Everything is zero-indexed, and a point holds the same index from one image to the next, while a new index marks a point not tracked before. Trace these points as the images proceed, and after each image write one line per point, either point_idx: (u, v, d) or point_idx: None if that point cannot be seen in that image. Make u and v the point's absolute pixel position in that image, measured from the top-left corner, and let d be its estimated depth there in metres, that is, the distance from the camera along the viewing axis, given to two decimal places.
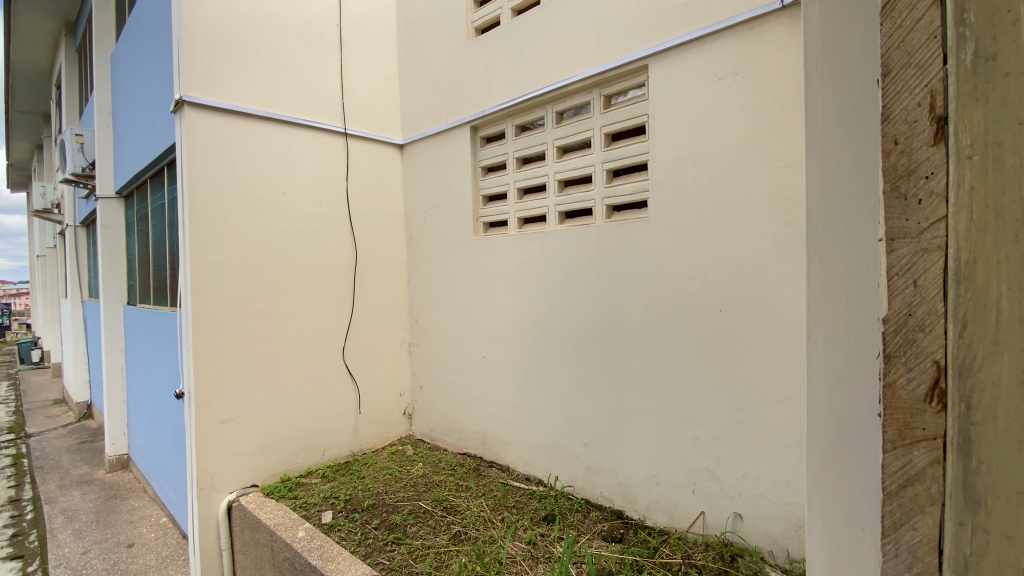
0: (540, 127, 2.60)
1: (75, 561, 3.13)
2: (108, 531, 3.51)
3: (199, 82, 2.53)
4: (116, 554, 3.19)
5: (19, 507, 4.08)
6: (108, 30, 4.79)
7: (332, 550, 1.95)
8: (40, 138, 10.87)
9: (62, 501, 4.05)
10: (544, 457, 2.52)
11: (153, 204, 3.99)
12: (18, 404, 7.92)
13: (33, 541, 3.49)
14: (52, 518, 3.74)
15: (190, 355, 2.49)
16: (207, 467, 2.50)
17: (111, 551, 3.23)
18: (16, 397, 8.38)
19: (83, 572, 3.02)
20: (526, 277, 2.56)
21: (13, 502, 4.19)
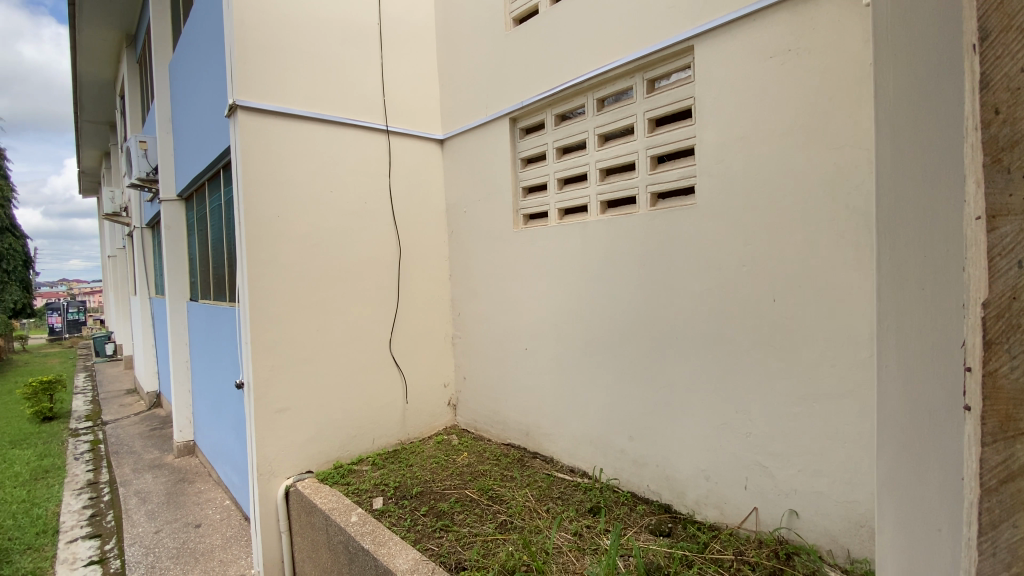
0: (581, 116, 2.56)
1: (149, 539, 3.39)
2: (177, 512, 3.78)
3: (250, 86, 2.64)
4: (185, 533, 3.44)
5: (98, 488, 4.44)
6: (165, 41, 5.08)
7: (383, 535, 2.03)
8: (107, 146, 11.72)
9: (136, 483, 4.39)
10: (588, 449, 2.51)
11: (211, 205, 4.23)
12: (95, 394, 8.63)
13: (111, 520, 3.78)
14: (127, 500, 4.04)
15: (249, 348, 2.63)
16: (266, 453, 2.65)
17: (181, 531, 3.48)
18: (93, 387, 9.14)
19: (157, 549, 3.27)
20: (568, 268, 2.55)
21: (93, 483, 4.56)
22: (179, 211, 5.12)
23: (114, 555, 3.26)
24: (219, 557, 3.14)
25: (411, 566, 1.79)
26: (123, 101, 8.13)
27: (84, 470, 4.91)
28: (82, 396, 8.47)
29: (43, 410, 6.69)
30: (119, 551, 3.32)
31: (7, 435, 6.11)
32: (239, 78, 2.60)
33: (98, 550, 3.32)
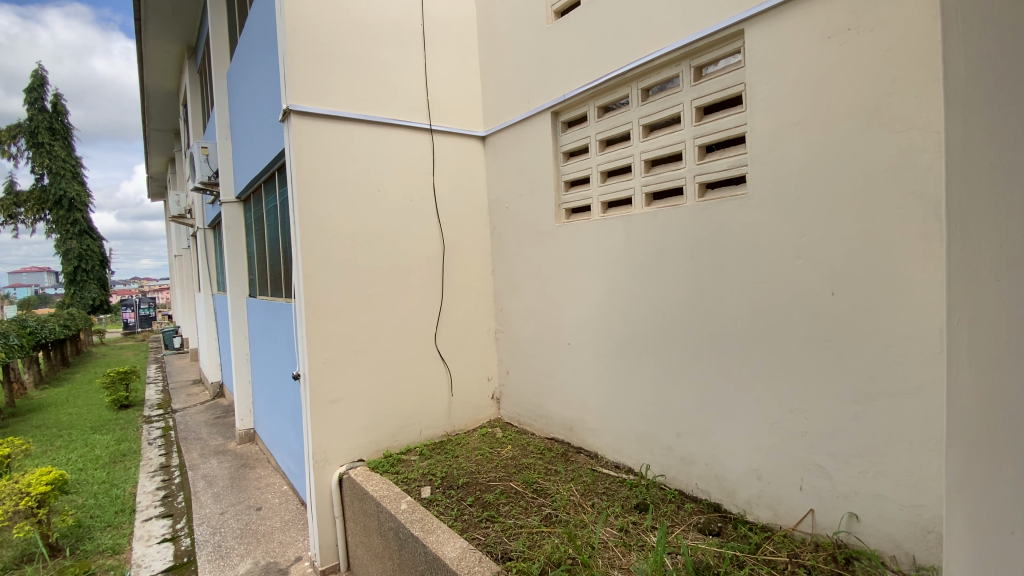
0: (624, 106, 2.52)
1: (216, 519, 3.65)
2: (241, 496, 4.05)
3: (302, 91, 2.77)
4: (248, 515, 3.68)
5: (170, 471, 4.81)
6: (223, 51, 5.39)
7: (431, 523, 2.10)
8: (172, 152, 12.57)
9: (203, 468, 4.73)
10: (634, 445, 2.49)
11: (268, 206, 4.47)
12: (165, 384, 9.33)
13: (181, 501, 4.09)
14: (196, 483, 4.36)
15: (304, 341, 2.78)
16: (321, 441, 2.79)
17: (244, 513, 3.73)
18: (163, 378, 9.88)
19: (223, 529, 3.51)
20: (611, 263, 2.53)
21: (165, 467, 4.94)
22: (238, 213, 5.45)
23: (184, 534, 3.53)
24: (278, 539, 3.34)
25: (458, 554, 1.85)
26: (185, 109, 8.68)
27: (157, 454, 5.33)
28: (154, 386, 9.17)
29: (121, 399, 7.29)
30: (189, 530, 3.58)
31: (89, 421, 6.70)
32: (292, 84, 2.73)
33: (171, 529, 3.60)
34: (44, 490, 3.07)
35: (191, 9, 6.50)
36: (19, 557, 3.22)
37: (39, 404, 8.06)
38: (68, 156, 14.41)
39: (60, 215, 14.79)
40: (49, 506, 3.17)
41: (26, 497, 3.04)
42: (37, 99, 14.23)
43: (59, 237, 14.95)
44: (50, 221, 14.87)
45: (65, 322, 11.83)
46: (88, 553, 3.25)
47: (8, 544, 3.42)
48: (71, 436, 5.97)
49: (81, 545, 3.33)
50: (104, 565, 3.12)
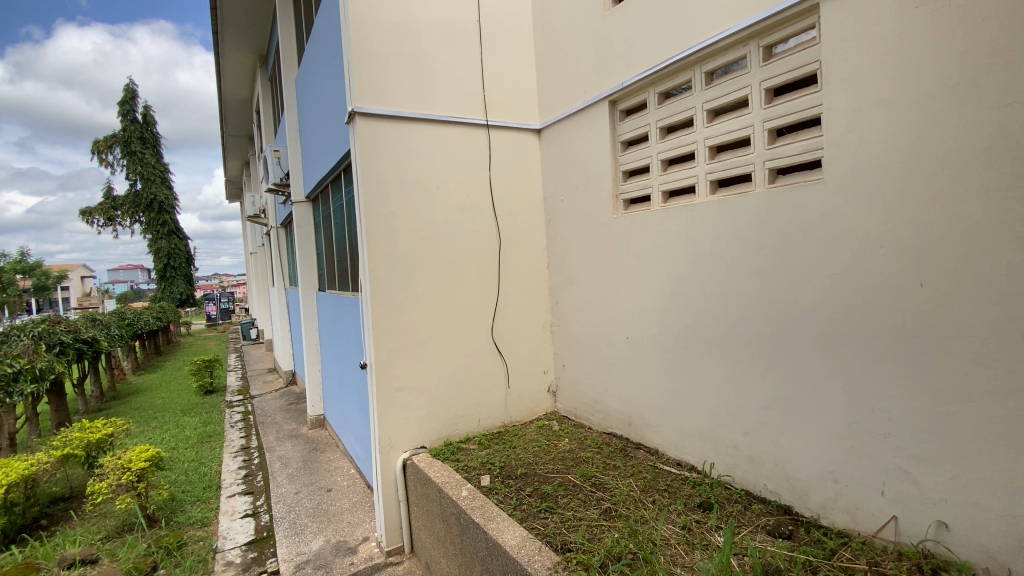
0: (686, 91, 2.45)
1: (292, 498, 3.95)
2: (314, 477, 4.36)
3: (366, 93, 2.90)
4: (320, 496, 3.96)
5: (250, 452, 5.23)
6: (292, 60, 5.74)
7: (491, 511, 2.17)
8: (247, 156, 13.57)
9: (279, 450, 5.11)
10: (696, 443, 2.44)
11: (335, 205, 4.73)
12: (244, 371, 10.15)
13: (261, 480, 4.46)
14: (273, 463, 4.73)
15: (371, 332, 2.93)
16: (387, 427, 2.95)
17: (316, 493, 4.02)
18: (242, 366, 10.76)
19: (299, 507, 3.80)
20: (673, 254, 2.48)
21: (246, 448, 5.39)
22: (307, 211, 5.82)
23: (264, 511, 3.84)
24: (348, 519, 3.56)
25: (519, 542, 1.90)
26: (258, 115, 9.33)
27: (239, 436, 5.83)
28: (234, 373, 9.98)
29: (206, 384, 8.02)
30: (268, 507, 3.90)
31: (180, 405, 7.41)
32: (357, 87, 2.87)
33: (252, 505, 3.93)
34: (142, 466, 3.47)
35: (263, 20, 6.96)
36: (121, 526, 3.61)
37: (137, 388, 9.00)
38: (156, 164, 16.11)
39: (151, 217, 16.42)
40: (147, 480, 3.57)
41: (128, 472, 3.44)
42: (130, 112, 15.80)
43: (152, 237, 16.57)
44: (145, 223, 16.51)
45: (158, 315, 13.11)
46: (182, 524, 3.63)
47: (114, 513, 3.85)
48: (165, 418, 6.63)
49: (175, 517, 3.72)
50: (195, 536, 3.46)
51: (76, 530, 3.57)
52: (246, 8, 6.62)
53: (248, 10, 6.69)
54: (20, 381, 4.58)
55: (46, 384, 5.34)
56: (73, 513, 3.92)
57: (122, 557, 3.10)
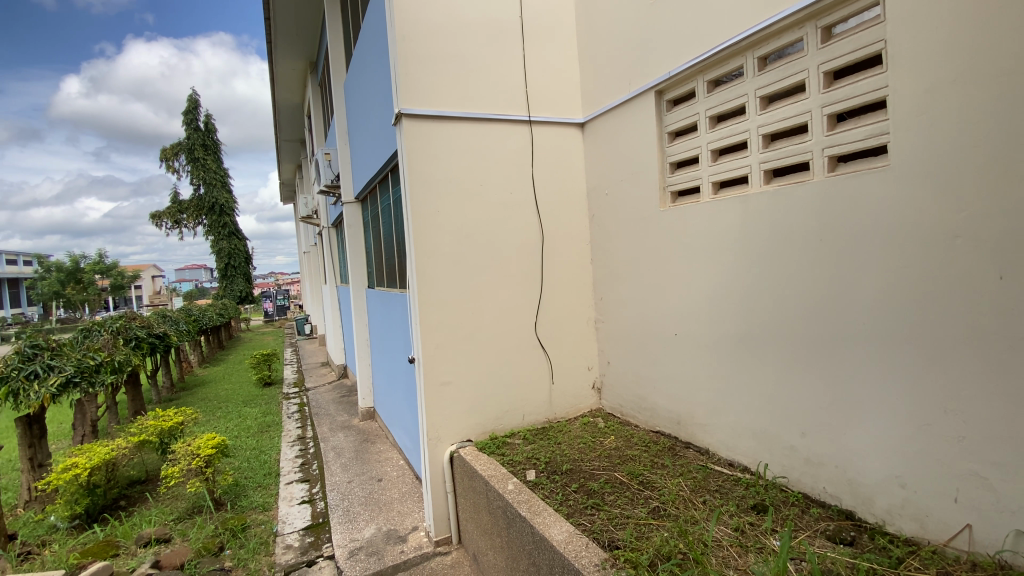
0: (737, 78, 2.38)
1: (345, 486, 4.15)
2: (365, 467, 4.56)
3: (412, 94, 2.98)
4: (372, 485, 4.13)
5: (306, 442, 5.52)
6: (340, 65, 5.97)
7: (538, 505, 2.21)
8: (299, 159, 14.26)
9: (333, 441, 5.36)
10: (750, 443, 2.37)
11: (382, 205, 4.89)
12: (299, 365, 10.70)
13: (316, 468, 4.70)
14: (327, 453, 4.97)
15: (418, 328, 3.02)
16: (434, 420, 3.03)
17: (368, 483, 4.20)
18: (297, 360, 11.34)
19: (352, 495, 3.98)
20: (723, 248, 2.41)
21: (302, 437, 5.69)
22: (357, 211, 6.06)
23: (319, 498, 4.05)
24: (397, 508, 3.70)
25: (566, 538, 1.92)
26: (309, 119, 9.77)
27: (296, 426, 6.16)
28: (290, 367, 10.52)
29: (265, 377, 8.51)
30: (323, 494, 4.11)
31: (241, 396, 7.91)
32: (403, 89, 2.95)
33: (308, 493, 4.16)
34: (209, 452, 3.74)
35: (312, 28, 7.26)
36: (192, 508, 3.91)
37: (203, 380, 9.67)
38: (216, 169, 17.27)
39: (213, 220, 17.52)
40: (214, 466, 3.85)
41: (197, 458, 3.72)
42: (193, 121, 16.92)
43: (215, 238, 17.71)
44: (208, 225, 17.65)
45: (221, 312, 14.01)
46: (245, 508, 3.89)
47: (185, 496, 4.18)
48: (228, 408, 7.09)
49: (239, 501, 3.99)
50: (257, 520, 3.70)
51: (153, 511, 3.89)
52: (297, 17, 6.94)
53: (298, 20, 7.00)
54: (103, 373, 5.04)
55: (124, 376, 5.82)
56: (149, 496, 4.28)
57: (192, 537, 3.36)
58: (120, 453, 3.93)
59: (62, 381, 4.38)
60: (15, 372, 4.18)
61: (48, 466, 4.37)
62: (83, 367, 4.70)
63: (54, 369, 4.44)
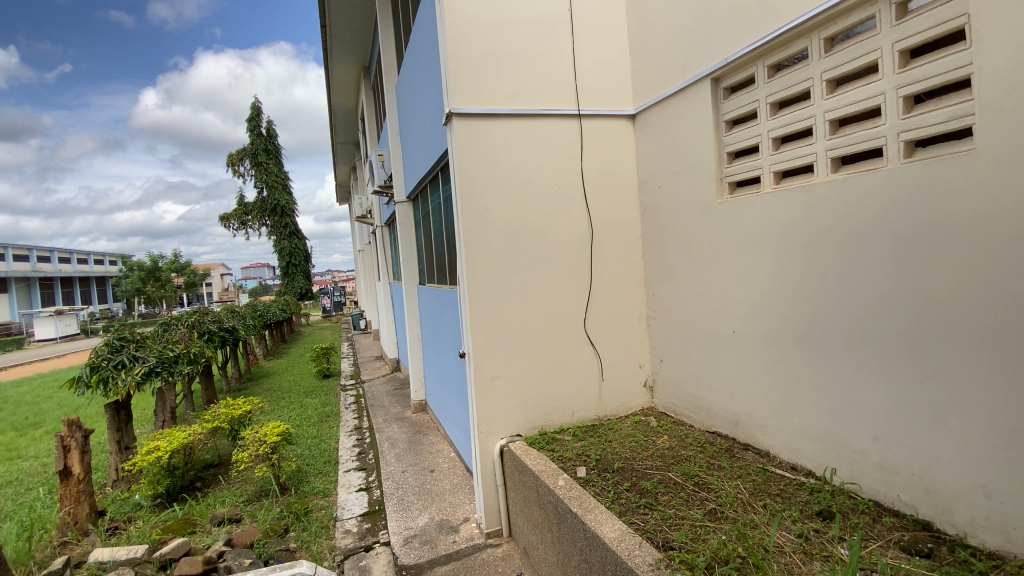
0: (801, 61, 2.27)
1: (399, 476, 4.33)
2: (418, 458, 4.74)
3: (462, 94, 3.03)
4: (425, 476, 4.29)
5: (363, 432, 5.79)
6: (392, 68, 6.18)
7: (589, 503, 2.22)
8: (353, 161, 14.89)
9: (387, 431, 5.60)
10: (814, 447, 2.27)
11: (433, 204, 5.04)
12: (355, 358, 11.21)
13: (372, 458, 4.92)
14: (382, 443, 5.20)
15: (468, 324, 3.09)
16: (484, 414, 3.10)
17: (420, 473, 4.36)
18: (353, 354, 11.88)
19: (406, 485, 4.15)
20: (785, 241, 2.32)
21: (359, 428, 5.96)
22: (409, 210, 6.27)
23: (375, 486, 4.24)
24: (449, 499, 3.82)
25: (618, 536, 1.92)
26: (362, 122, 10.18)
27: (352, 417, 6.46)
28: (347, 360, 11.03)
29: (325, 369, 9.00)
30: (379, 483, 4.30)
31: (302, 387, 8.39)
32: (454, 89, 3.02)
33: (365, 480, 4.37)
34: (275, 439, 4.00)
35: (365, 33, 7.55)
36: (260, 491, 4.20)
37: (268, 372, 10.33)
38: (278, 172, 18.33)
39: (276, 220, 18.60)
40: (279, 453, 4.10)
41: (264, 444, 3.98)
42: (257, 128, 18.03)
43: (277, 237, 18.81)
44: (271, 226, 18.76)
45: (282, 307, 14.90)
46: (308, 493, 4.14)
47: (253, 480, 4.50)
48: (291, 398, 7.54)
49: (302, 487, 4.25)
50: (319, 505, 3.94)
51: (226, 493, 4.23)
52: (350, 24, 7.24)
53: (352, 25, 7.28)
54: (181, 363, 5.50)
55: (199, 367, 6.31)
56: (221, 478, 4.64)
57: (260, 518, 3.63)
58: (196, 439, 4.30)
59: (145, 371, 4.82)
60: (105, 361, 4.67)
61: (135, 448, 4.85)
62: (163, 357, 5.16)
63: (139, 360, 4.90)
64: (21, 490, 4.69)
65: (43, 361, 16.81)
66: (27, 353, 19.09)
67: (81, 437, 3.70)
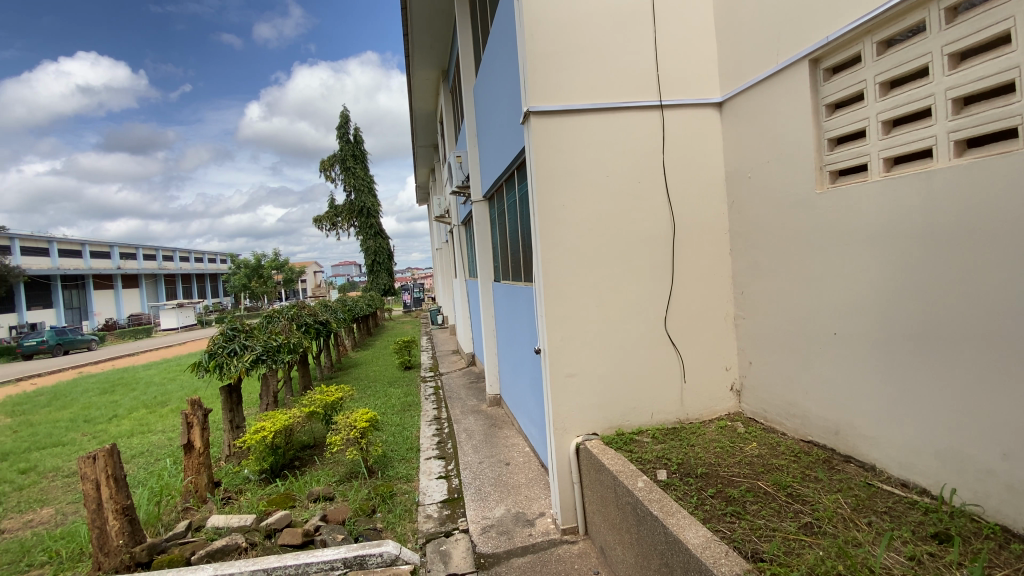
0: (916, 35, 2.08)
1: (476, 467, 4.53)
2: (494, 450, 4.93)
3: (541, 92, 3.10)
4: (501, 468, 4.46)
5: (442, 422, 6.09)
6: (470, 71, 6.41)
7: (671, 506, 2.21)
8: (430, 163, 15.61)
9: (464, 423, 5.87)
10: (930, 463, 2.08)
11: (509, 202, 5.18)
12: (433, 352, 11.78)
13: (450, 447, 5.18)
14: (460, 434, 5.46)
15: (544, 320, 3.16)
16: (560, 410, 3.16)
17: (497, 465, 4.53)
18: (431, 347, 12.49)
19: (484, 475, 4.34)
20: (895, 235, 2.14)
21: (438, 418, 6.28)
22: (484, 209, 6.50)
23: (454, 475, 4.47)
24: (525, 493, 3.94)
25: (703, 542, 1.91)
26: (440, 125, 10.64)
27: (432, 407, 6.81)
28: (426, 353, 11.60)
29: (406, 361, 9.57)
30: (457, 472, 4.52)
31: (386, 378, 8.99)
32: (532, 87, 3.09)
33: (444, 469, 4.61)
34: (363, 425, 4.35)
35: (443, 38, 7.88)
36: (350, 473, 4.59)
37: (355, 362, 11.15)
38: (365, 176, 19.64)
39: (362, 222, 19.93)
40: (366, 437, 4.45)
41: (355, 429, 4.34)
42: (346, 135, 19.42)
43: (363, 237, 20.15)
44: (358, 227, 20.15)
45: (367, 302, 15.97)
46: (393, 477, 4.47)
47: (343, 463, 4.92)
48: (377, 388, 8.11)
49: (387, 471, 4.60)
50: (402, 489, 4.23)
51: (321, 473, 4.67)
52: (430, 30, 7.59)
53: (431, 31, 7.63)
54: (282, 352, 6.13)
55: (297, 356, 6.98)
56: (317, 459, 5.12)
57: (351, 498, 3.99)
58: (295, 421, 4.76)
59: (253, 358, 5.44)
60: (221, 349, 5.36)
61: (244, 427, 5.43)
62: (269, 346, 5.81)
63: (248, 348, 5.55)
64: (153, 460, 5.49)
65: (169, 347, 19.40)
66: (158, 341, 22.06)
67: (200, 415, 4.26)
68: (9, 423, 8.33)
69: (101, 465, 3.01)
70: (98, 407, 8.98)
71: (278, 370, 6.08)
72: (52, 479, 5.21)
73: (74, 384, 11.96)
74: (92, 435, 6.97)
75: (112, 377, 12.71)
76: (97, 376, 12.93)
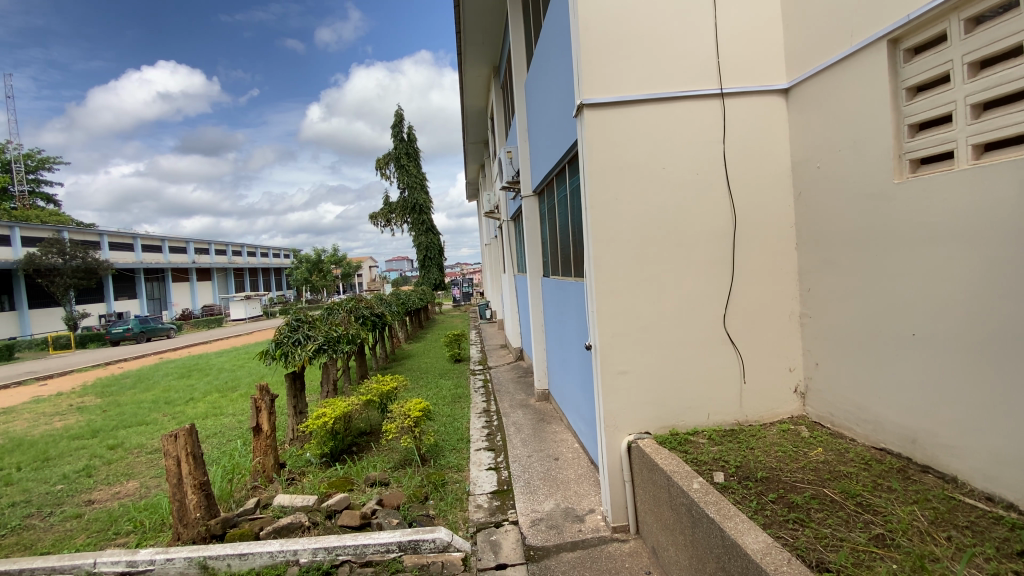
0: (1013, 10, 1.93)
1: (526, 460, 4.63)
2: (543, 444, 5.01)
3: (595, 86, 3.10)
4: (550, 462, 4.53)
5: (491, 415, 6.24)
6: (521, 66, 6.46)
7: (728, 509, 2.19)
8: (481, 159, 15.83)
9: (513, 416, 5.99)
10: (1020, 475, 1.95)
11: (560, 197, 5.21)
12: (482, 346, 12.01)
13: (500, 440, 5.31)
14: (509, 427, 5.58)
15: (595, 317, 3.18)
16: (612, 407, 3.18)
17: (545, 460, 4.61)
18: (480, 341, 12.74)
19: (533, 469, 4.43)
20: (984, 230, 2.00)
21: (488, 411, 6.44)
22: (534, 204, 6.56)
23: (504, 467, 4.59)
24: (575, 488, 3.99)
25: (763, 548, 1.89)
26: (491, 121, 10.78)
27: (481, 400, 6.98)
28: (475, 347, 11.83)
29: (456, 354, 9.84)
30: (507, 464, 4.64)
31: (437, 370, 9.27)
32: (587, 80, 3.10)
33: (494, 460, 4.75)
34: (417, 414, 4.55)
35: (495, 34, 7.96)
36: (404, 460, 4.81)
37: (407, 355, 11.57)
38: (418, 173, 20.19)
39: (415, 218, 20.52)
40: (420, 426, 4.65)
41: (409, 418, 4.55)
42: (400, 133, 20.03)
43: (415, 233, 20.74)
44: (411, 223, 20.76)
45: (419, 297, 16.46)
46: (444, 466, 4.66)
47: (398, 450, 5.17)
48: (429, 379, 8.40)
49: (439, 460, 4.79)
50: (454, 478, 4.41)
51: (377, 459, 4.94)
52: (482, 27, 7.70)
53: (484, 27, 7.73)
54: (342, 343, 6.48)
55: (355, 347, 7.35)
56: (373, 446, 5.41)
57: (405, 484, 4.21)
58: (354, 409, 5.04)
59: (315, 347, 5.79)
60: (287, 338, 5.75)
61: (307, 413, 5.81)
62: (330, 337, 6.16)
63: (310, 338, 5.92)
64: (225, 441, 5.99)
65: (238, 337, 20.87)
66: (229, 331, 23.78)
67: (268, 400, 4.61)
68: (101, 403, 9.30)
69: (181, 442, 3.37)
70: (176, 390, 9.85)
71: (338, 359, 6.44)
72: (137, 455, 5.82)
73: (157, 369, 13.14)
74: (172, 416, 7.66)
75: (188, 363, 13.88)
76: (175, 362, 14.15)
